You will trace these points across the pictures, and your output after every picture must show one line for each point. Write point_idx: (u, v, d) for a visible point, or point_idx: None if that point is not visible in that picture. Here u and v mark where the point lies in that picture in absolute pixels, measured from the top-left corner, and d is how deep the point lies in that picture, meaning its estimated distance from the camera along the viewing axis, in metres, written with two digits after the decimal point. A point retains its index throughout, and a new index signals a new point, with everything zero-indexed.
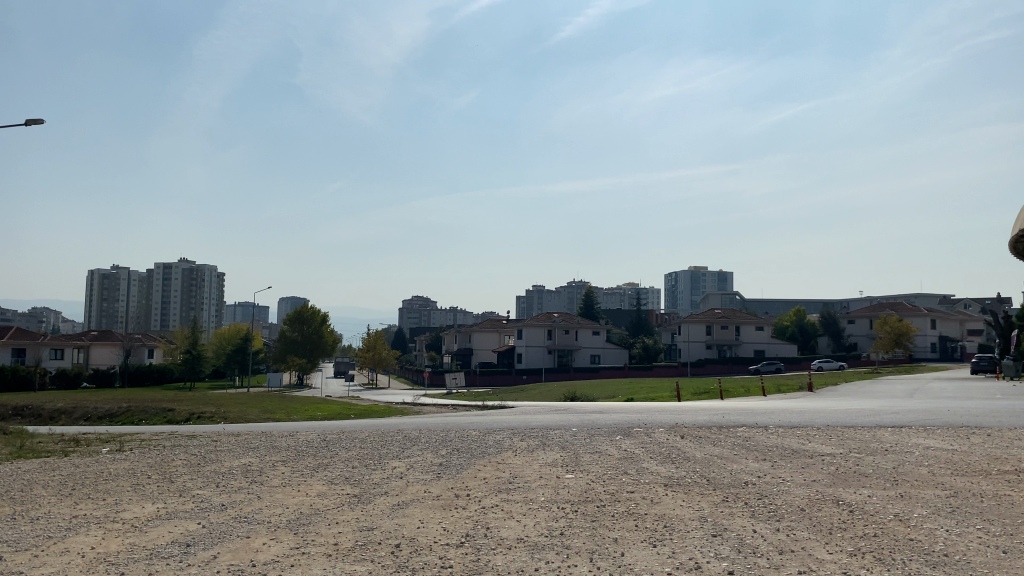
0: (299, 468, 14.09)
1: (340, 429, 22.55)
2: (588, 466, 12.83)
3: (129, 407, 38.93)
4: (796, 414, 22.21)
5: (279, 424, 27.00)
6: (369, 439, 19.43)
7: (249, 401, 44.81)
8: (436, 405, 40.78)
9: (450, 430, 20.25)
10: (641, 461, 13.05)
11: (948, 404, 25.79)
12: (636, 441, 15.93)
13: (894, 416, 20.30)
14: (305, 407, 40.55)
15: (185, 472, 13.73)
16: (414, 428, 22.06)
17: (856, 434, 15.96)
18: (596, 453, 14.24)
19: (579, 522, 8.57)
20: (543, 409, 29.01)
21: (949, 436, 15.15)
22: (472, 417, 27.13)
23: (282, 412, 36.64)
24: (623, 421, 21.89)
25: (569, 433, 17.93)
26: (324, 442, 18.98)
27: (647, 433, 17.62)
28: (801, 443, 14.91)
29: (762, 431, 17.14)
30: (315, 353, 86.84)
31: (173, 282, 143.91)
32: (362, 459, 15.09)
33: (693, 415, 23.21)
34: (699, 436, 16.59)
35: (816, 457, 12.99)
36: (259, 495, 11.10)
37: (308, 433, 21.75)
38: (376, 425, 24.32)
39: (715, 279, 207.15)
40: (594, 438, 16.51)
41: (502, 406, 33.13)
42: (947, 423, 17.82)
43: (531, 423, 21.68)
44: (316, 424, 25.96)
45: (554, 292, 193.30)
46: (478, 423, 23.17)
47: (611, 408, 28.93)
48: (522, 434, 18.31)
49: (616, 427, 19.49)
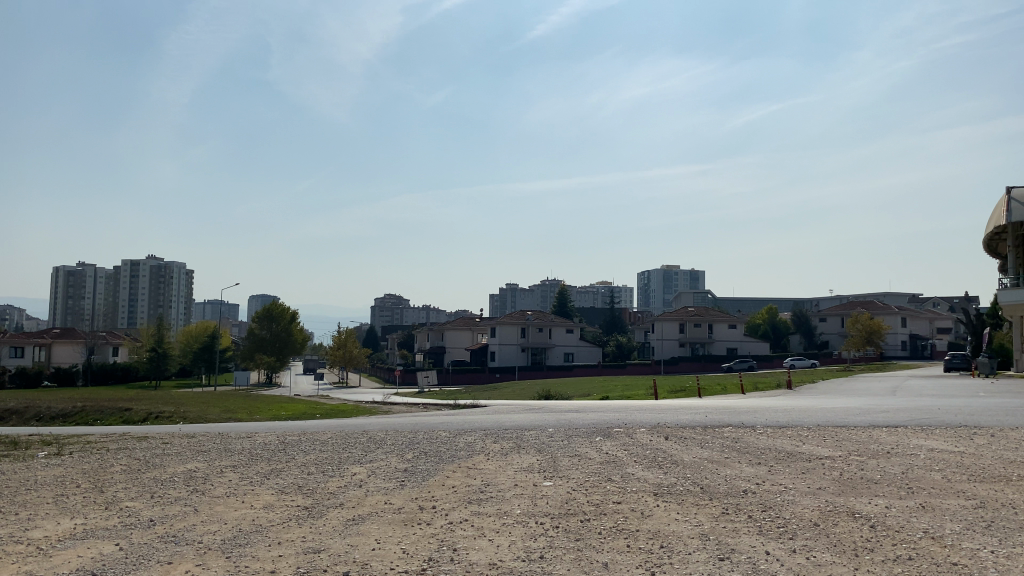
0: (248, 476, 12.73)
1: (303, 431, 21.26)
2: (568, 471, 11.68)
3: (83, 407, 37.13)
4: (781, 413, 21.24)
5: (239, 425, 25.56)
6: (329, 442, 18.03)
7: (212, 401, 43.23)
8: (406, 405, 39.56)
9: (418, 432, 19.00)
10: (626, 465, 11.92)
11: (931, 403, 25.09)
12: (617, 443, 14.79)
13: (883, 416, 19.35)
14: (270, 406, 39.02)
15: (119, 480, 12.35)
16: (382, 429, 20.77)
17: (851, 435, 14.94)
18: (576, 457, 13.07)
19: (560, 542, 7.37)
20: (516, 409, 27.87)
21: (952, 438, 14.20)
22: (441, 417, 25.94)
23: (246, 412, 35.23)
24: (602, 421, 20.79)
25: (545, 435, 16.73)
26: (281, 446, 17.58)
27: (628, 433, 16.54)
28: (795, 445, 13.86)
29: (751, 432, 16.08)
30: (284, 352, 84.95)
31: (141, 279, 140.53)
32: (321, 464, 13.79)
33: (675, 414, 22.17)
34: (685, 437, 15.46)
35: (815, 461, 11.96)
36: (196, 508, 9.79)
37: (267, 435, 20.33)
38: (342, 426, 23.00)
39: (688, 278, 207.93)
40: (573, 440, 15.35)
41: (475, 406, 31.89)
42: (944, 423, 16.86)
43: (506, 424, 20.48)
44: (278, 425, 24.59)
45: (526, 290, 192.57)
46: (448, 424, 21.92)
47: (587, 406, 27.85)
48: (495, 436, 17.04)
49: (596, 427, 18.34)
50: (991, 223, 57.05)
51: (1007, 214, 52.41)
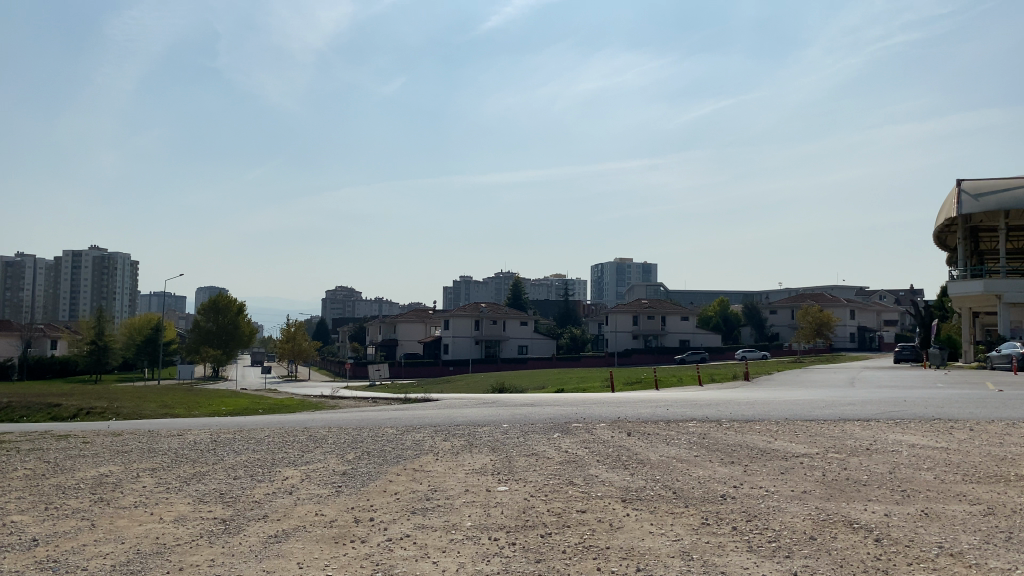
0: (167, 481, 11.31)
1: (238, 429, 19.71)
2: (525, 473, 10.57)
3: (9, 403, 34.90)
4: (742, 405, 20.33)
5: (173, 421, 23.90)
6: (264, 441, 16.61)
7: (150, 395, 41.14)
8: (354, 399, 38.17)
9: (363, 429, 17.68)
10: (587, 466, 10.85)
11: (890, 394, 24.39)
12: (576, 440, 13.70)
13: (850, 408, 18.57)
14: (210, 401, 37.06)
15: (14, 489, 10.78)
16: (326, 426, 19.40)
17: (822, 430, 14.09)
18: (533, 457, 11.94)
19: (518, 565, 6.20)
20: (467, 402, 26.62)
21: (928, 432, 13.42)
22: (388, 412, 24.65)
23: (183, 407, 33.33)
24: (558, 415, 19.74)
25: (498, 431, 15.56)
26: (211, 445, 16.12)
27: (588, 429, 15.44)
28: (768, 441, 12.90)
29: (716, 426, 15.15)
30: (231, 345, 82.42)
31: (83, 270, 135.68)
32: (251, 467, 12.44)
33: (634, 407, 21.20)
34: (649, 433, 14.42)
35: (793, 459, 11.00)
36: (93, 523, 8.39)
37: (200, 433, 18.80)
38: (281, 422, 21.58)
39: (640, 271, 209.15)
40: (529, 437, 14.21)
41: (424, 399, 30.63)
42: (916, 416, 16.10)
43: (457, 419, 19.24)
44: (214, 422, 22.98)
45: (480, 283, 191.37)
46: (396, 419, 20.66)
47: (540, 399, 26.75)
48: (445, 434, 15.81)
49: (552, 421, 17.24)
50: (941, 215, 57.42)
51: (958, 206, 52.63)
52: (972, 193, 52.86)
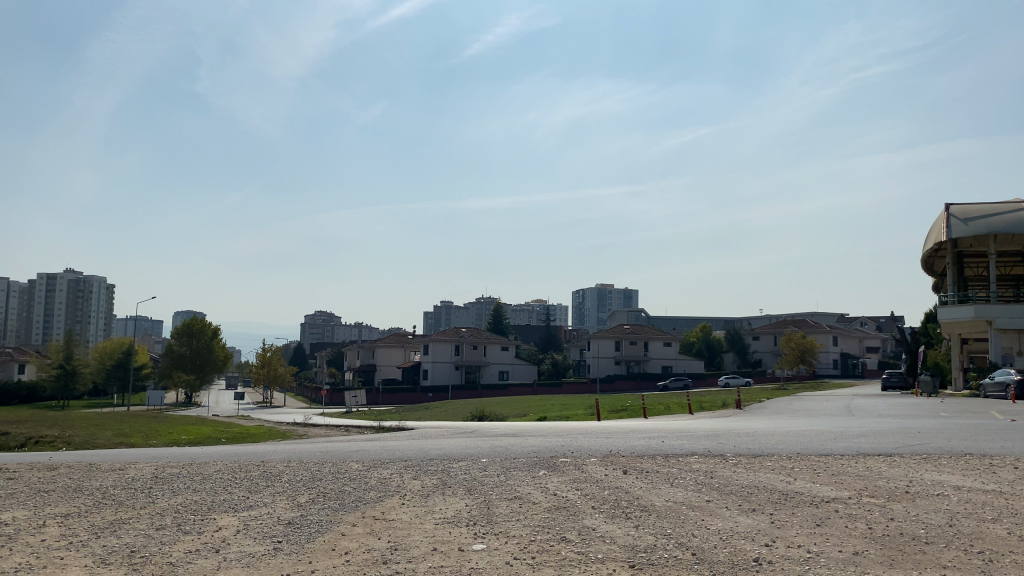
0: (73, 533, 9.31)
1: (187, 463, 17.77)
2: (509, 524, 8.80)
3: None
4: (739, 438, 18.66)
5: (123, 453, 21.86)
6: (213, 478, 14.73)
7: (108, 422, 38.88)
8: (326, 426, 36.02)
9: (325, 464, 15.85)
10: (582, 515, 9.07)
11: (890, 424, 22.85)
12: (566, 479, 11.99)
13: (857, 440, 16.87)
14: (171, 430, 34.75)
15: None
16: (286, 460, 17.53)
17: (845, 468, 12.41)
18: (516, 502, 10.12)
19: None
20: (446, 431, 24.86)
21: (965, 470, 11.76)
22: (356, 442, 22.84)
23: (142, 436, 31.07)
24: (543, 447, 17.96)
25: (477, 467, 13.79)
26: (148, 483, 14.15)
27: (576, 465, 13.67)
28: (786, 482, 11.17)
29: (722, 463, 13.42)
30: (204, 369, 79.74)
31: (57, 295, 131.93)
32: (183, 512, 10.53)
33: (623, 438, 19.46)
34: (646, 470, 12.72)
35: (824, 507, 9.25)
36: None
37: (143, 468, 16.79)
38: (239, 454, 19.69)
39: (621, 295, 209.08)
40: (510, 476, 12.36)
41: (398, 428, 28.80)
42: (941, 450, 14.43)
43: (431, 452, 17.43)
44: (165, 454, 20.94)
45: (461, 307, 189.80)
46: (363, 451, 18.78)
47: (522, 428, 24.99)
48: (415, 470, 13.95)
49: (536, 456, 15.46)
50: (929, 240, 56.36)
51: (947, 230, 51.42)
52: (961, 217, 51.78)
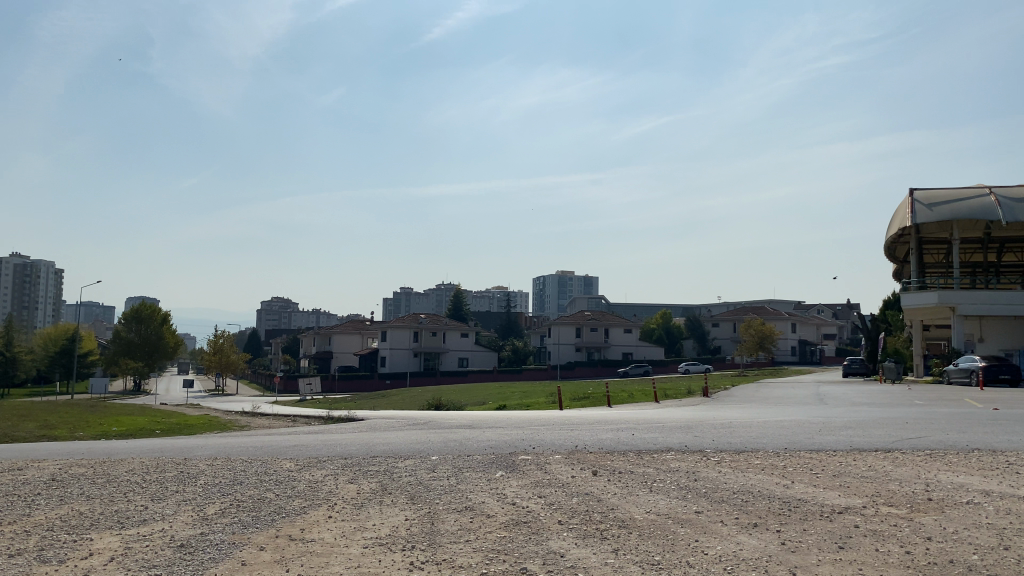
0: None
1: (102, 460, 15.64)
2: (456, 549, 6.98)
3: None
4: (713, 431, 17.12)
5: (35, 449, 19.52)
6: (121, 479, 12.71)
7: (35, 413, 35.92)
8: (271, 417, 33.73)
9: (252, 463, 13.86)
10: (548, 536, 7.23)
11: (864, 413, 21.40)
12: (526, 483, 10.21)
13: (844, 434, 15.30)
14: (101, 422, 32.06)
15: None
16: (212, 457, 15.47)
17: (845, 466, 10.83)
18: (466, 515, 8.33)
19: None
20: (397, 423, 22.86)
21: (983, 470, 10.22)
22: (296, 436, 20.86)
23: (68, 428, 28.51)
24: (502, 440, 16.22)
25: (424, 466, 11.97)
26: (39, 487, 12.04)
27: (538, 464, 11.93)
28: (787, 486, 9.48)
29: (704, 461, 11.74)
30: (154, 356, 76.43)
31: (3, 278, 126.25)
32: (56, 531, 8.52)
33: (587, 432, 17.75)
34: (619, 470, 11.05)
35: (840, 520, 7.61)
36: None
37: (45, 468, 14.64)
38: (162, 449, 17.57)
39: (581, 282, 207.80)
40: (460, 479, 10.57)
41: (347, 420, 26.78)
42: (938, 445, 13.00)
43: (377, 447, 15.56)
44: (79, 451, 18.68)
45: (421, 294, 187.17)
46: (301, 447, 16.85)
47: (479, 419, 23.11)
48: (352, 470, 12.08)
49: (491, 453, 13.66)
50: (893, 224, 55.56)
51: (911, 215, 50.43)
52: (926, 202, 50.91)
